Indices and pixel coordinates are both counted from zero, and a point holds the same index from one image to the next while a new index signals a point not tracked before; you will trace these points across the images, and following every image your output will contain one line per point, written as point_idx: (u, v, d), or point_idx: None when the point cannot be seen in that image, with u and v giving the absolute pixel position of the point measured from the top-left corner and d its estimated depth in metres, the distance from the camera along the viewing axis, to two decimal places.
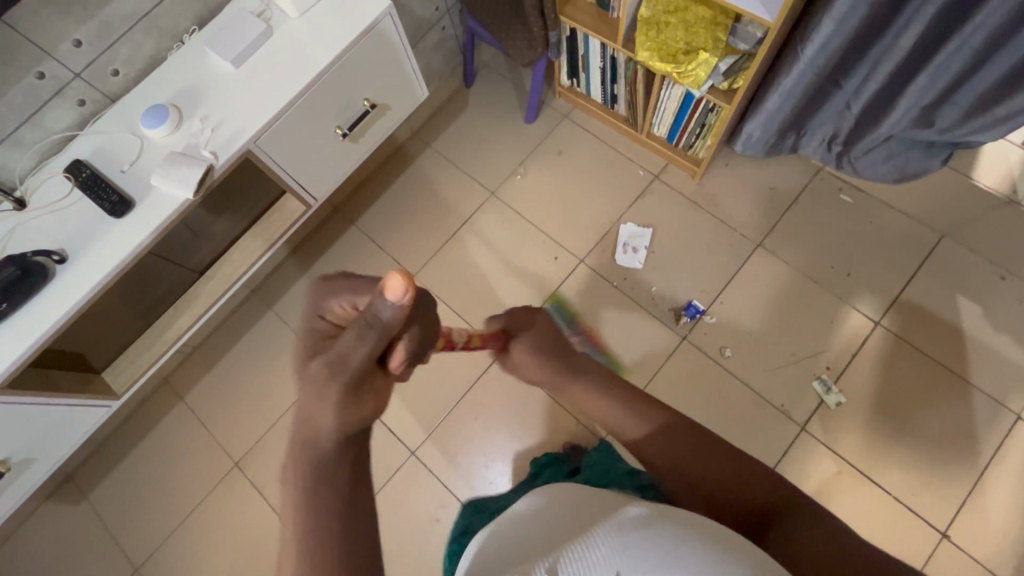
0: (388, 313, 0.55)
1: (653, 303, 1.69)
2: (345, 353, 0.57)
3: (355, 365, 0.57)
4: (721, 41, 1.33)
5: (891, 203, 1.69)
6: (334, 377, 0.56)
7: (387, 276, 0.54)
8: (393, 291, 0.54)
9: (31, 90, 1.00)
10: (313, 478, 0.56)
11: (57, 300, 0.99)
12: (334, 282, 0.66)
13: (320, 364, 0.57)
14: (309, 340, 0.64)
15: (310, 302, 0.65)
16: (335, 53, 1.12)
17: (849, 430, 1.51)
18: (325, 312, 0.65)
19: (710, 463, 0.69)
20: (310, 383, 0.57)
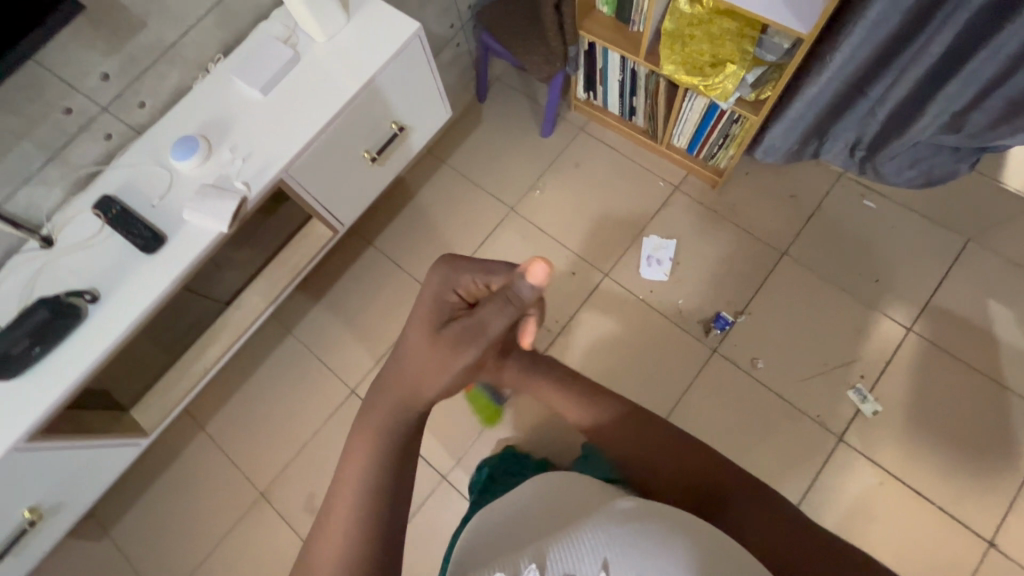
0: (529, 289, 0.74)
1: (681, 315, 1.67)
2: (487, 322, 0.72)
3: (491, 332, 0.72)
4: (748, 54, 1.31)
5: (916, 208, 1.69)
6: (472, 341, 0.71)
7: (538, 264, 0.73)
8: (534, 276, 0.73)
9: (58, 126, 0.98)
10: (370, 462, 0.65)
11: (91, 340, 0.96)
12: (456, 262, 0.77)
13: (459, 327, 0.72)
14: (439, 308, 0.76)
15: (442, 278, 0.77)
16: (366, 79, 1.09)
17: (887, 438, 1.49)
18: (458, 288, 0.77)
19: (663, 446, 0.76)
20: (448, 345, 0.71)
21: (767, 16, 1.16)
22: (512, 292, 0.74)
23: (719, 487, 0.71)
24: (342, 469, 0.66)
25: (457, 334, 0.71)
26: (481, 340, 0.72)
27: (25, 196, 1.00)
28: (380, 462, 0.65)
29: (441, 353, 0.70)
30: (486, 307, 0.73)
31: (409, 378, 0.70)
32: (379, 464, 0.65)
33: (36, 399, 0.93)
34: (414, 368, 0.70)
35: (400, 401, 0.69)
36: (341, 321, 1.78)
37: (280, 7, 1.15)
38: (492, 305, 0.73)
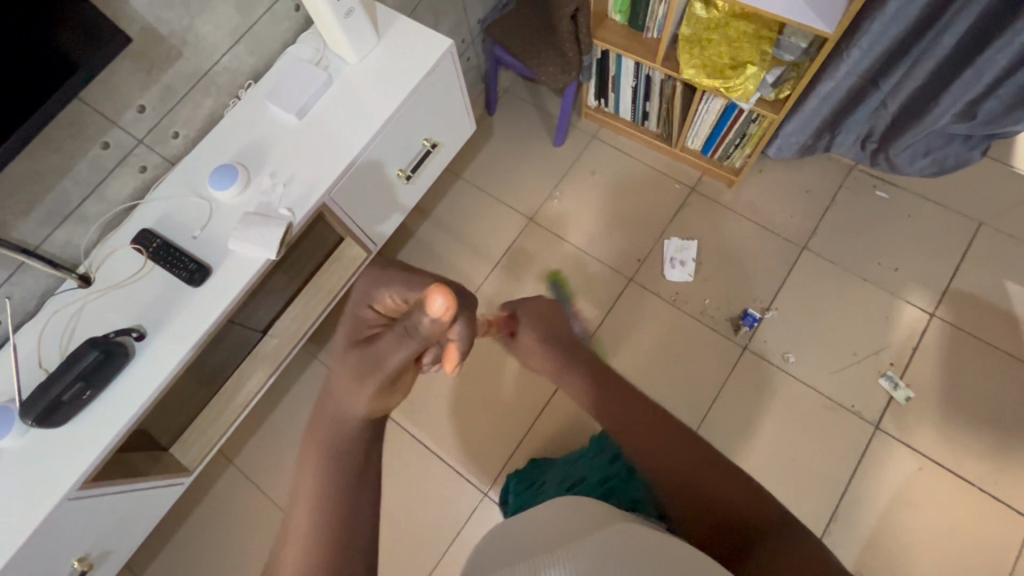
0: (427, 325, 0.59)
1: (709, 314, 1.68)
2: (382, 355, 0.62)
3: (389, 367, 0.61)
4: (767, 54, 1.35)
5: (927, 195, 1.73)
6: (372, 374, 0.62)
7: (432, 296, 0.57)
8: (433, 310, 0.58)
9: (97, 161, 0.95)
10: (320, 501, 0.58)
11: (141, 379, 0.93)
12: (380, 274, 0.69)
13: (358, 357, 0.63)
14: (356, 327, 0.68)
15: (362, 293, 0.69)
16: (402, 98, 1.09)
17: (923, 424, 1.51)
18: (376, 305, 0.68)
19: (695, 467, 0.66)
20: (348, 373, 0.63)
21: (790, 15, 1.18)
22: (407, 326, 0.61)
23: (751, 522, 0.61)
24: (292, 504, 0.59)
25: (355, 363, 0.63)
26: (375, 377, 0.61)
27: (64, 234, 0.97)
28: (331, 498, 0.58)
29: (347, 380, 0.63)
30: (382, 336, 0.63)
31: (340, 400, 0.63)
32: (333, 501, 0.58)
33: (88, 445, 0.90)
34: (335, 390, 0.64)
35: (334, 416, 0.63)
36: None
37: (308, 30, 1.14)
38: (387, 337, 0.62)
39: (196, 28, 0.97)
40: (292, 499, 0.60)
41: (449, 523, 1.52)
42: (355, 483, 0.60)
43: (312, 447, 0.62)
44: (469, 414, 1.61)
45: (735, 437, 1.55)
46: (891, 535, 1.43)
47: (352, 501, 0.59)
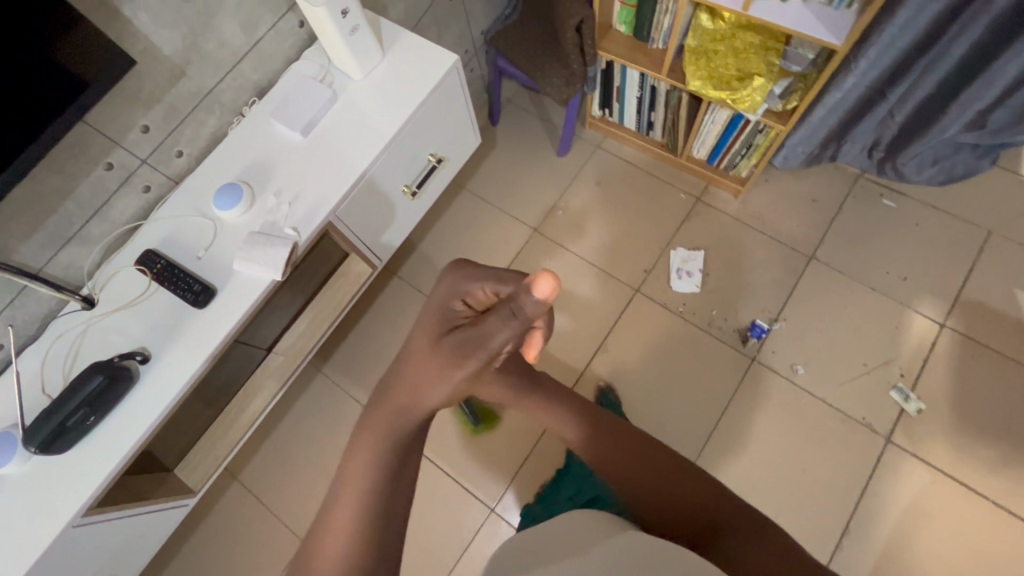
0: (530, 306, 0.64)
1: (716, 326, 1.66)
2: (489, 333, 0.67)
3: (493, 346, 0.67)
4: (774, 65, 1.33)
5: (935, 204, 1.71)
6: (474, 353, 0.68)
7: (539, 277, 0.61)
8: (539, 291, 0.62)
9: (100, 182, 0.94)
10: (367, 489, 0.64)
11: (145, 403, 0.92)
12: (460, 270, 0.75)
13: (457, 338, 0.70)
14: (446, 317, 0.74)
15: (450, 285, 0.74)
16: (408, 114, 1.08)
17: (935, 436, 1.49)
18: (465, 297, 0.75)
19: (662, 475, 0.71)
20: (448, 353, 0.70)
21: (798, 28, 1.16)
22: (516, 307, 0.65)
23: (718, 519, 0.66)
24: (340, 483, 0.65)
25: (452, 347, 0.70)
26: (479, 356, 0.68)
27: (67, 256, 0.96)
28: (380, 483, 0.65)
29: (436, 364, 0.70)
30: (487, 318, 0.68)
31: (417, 383, 0.70)
32: (378, 489, 0.64)
33: (91, 471, 0.89)
34: (419, 374, 0.70)
35: (398, 410, 0.69)
36: (371, 355, 1.74)
37: (312, 46, 1.13)
38: (493, 317, 0.67)
39: (199, 46, 0.96)
40: (336, 486, 0.65)
41: (455, 540, 1.50)
42: (396, 476, 0.66)
43: (367, 437, 0.68)
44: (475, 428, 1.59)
45: (744, 450, 1.54)
46: (904, 550, 1.41)
47: (395, 489, 0.65)
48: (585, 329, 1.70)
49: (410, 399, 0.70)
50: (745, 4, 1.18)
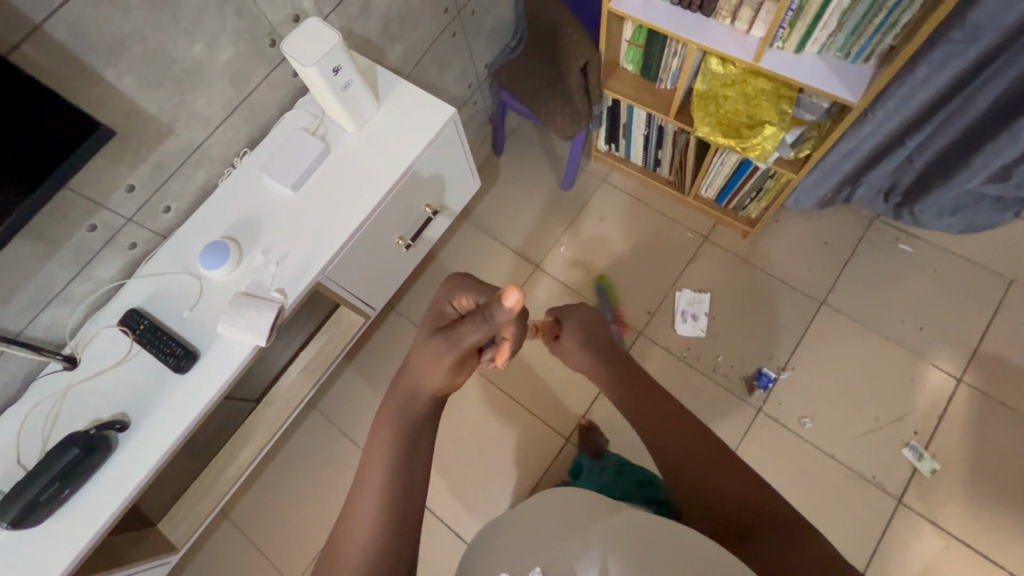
0: (500, 314, 0.71)
1: (722, 373, 1.61)
2: (461, 336, 0.75)
3: (465, 345, 0.75)
4: (787, 113, 1.27)
5: (953, 250, 1.65)
6: (449, 353, 0.75)
7: (506, 290, 0.67)
8: (507, 303, 0.68)
9: (83, 244, 0.91)
10: (386, 470, 0.70)
11: (123, 473, 0.89)
12: (456, 279, 0.85)
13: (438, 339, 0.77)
14: (439, 317, 0.83)
15: (444, 290, 0.84)
16: (402, 169, 1.04)
17: (950, 499, 1.43)
18: (454, 301, 0.83)
19: (694, 455, 0.75)
20: (431, 350, 0.77)
21: (811, 84, 1.11)
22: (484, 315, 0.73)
23: (750, 518, 0.68)
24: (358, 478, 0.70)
25: (429, 341, 0.77)
26: (454, 353, 0.75)
27: (49, 316, 0.93)
28: (394, 473, 0.69)
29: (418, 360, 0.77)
30: (460, 326, 0.75)
31: (417, 373, 0.77)
32: (394, 473, 0.69)
33: (65, 545, 0.86)
34: (414, 370, 0.78)
35: (407, 395, 0.77)
36: (367, 392, 1.71)
37: (305, 97, 1.11)
38: (467, 323, 0.75)
39: (187, 104, 0.93)
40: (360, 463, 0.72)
41: None
42: (408, 470, 0.70)
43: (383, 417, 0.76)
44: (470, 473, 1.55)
45: None
46: None
47: (410, 479, 0.70)
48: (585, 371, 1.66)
49: (407, 387, 0.77)
50: (756, 56, 1.13)
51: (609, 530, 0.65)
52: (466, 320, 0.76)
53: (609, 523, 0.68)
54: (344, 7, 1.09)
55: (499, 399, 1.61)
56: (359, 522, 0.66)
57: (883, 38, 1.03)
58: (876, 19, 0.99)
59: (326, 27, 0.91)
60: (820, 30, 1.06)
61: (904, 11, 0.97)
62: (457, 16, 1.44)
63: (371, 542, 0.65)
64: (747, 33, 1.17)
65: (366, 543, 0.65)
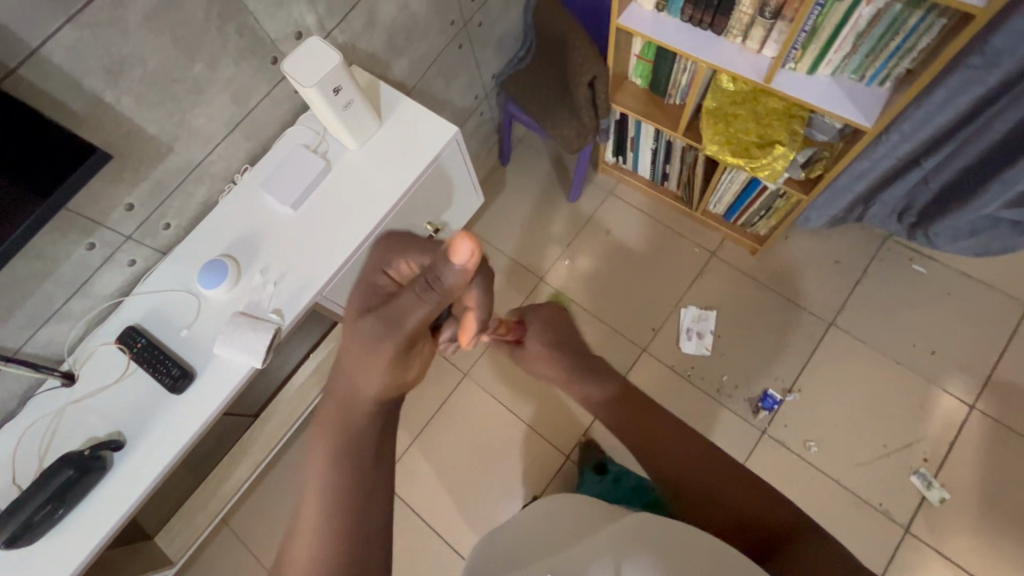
0: (450, 278, 0.59)
1: (727, 393, 1.58)
2: (403, 314, 0.63)
3: (408, 326, 0.63)
4: (798, 134, 1.24)
5: (968, 272, 1.60)
6: (390, 336, 0.64)
7: (458, 239, 0.56)
8: (458, 255, 0.57)
9: (82, 262, 0.91)
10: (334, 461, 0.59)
11: (118, 494, 0.89)
12: (392, 252, 0.83)
13: (371, 321, 0.66)
14: (371, 291, 0.78)
15: (378, 263, 0.82)
16: (404, 189, 1.03)
17: (959, 530, 1.39)
18: (390, 271, 0.80)
19: (710, 469, 0.66)
20: (368, 336, 0.65)
21: (824, 106, 1.08)
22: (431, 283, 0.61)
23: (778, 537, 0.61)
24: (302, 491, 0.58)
25: (364, 321, 0.67)
26: (396, 338, 0.64)
27: (48, 333, 0.93)
28: (346, 483, 0.57)
29: (357, 350, 0.65)
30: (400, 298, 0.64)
31: (356, 369, 0.65)
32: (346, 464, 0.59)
33: (59, 566, 0.86)
34: (352, 366, 0.66)
35: (350, 392, 0.64)
36: None
37: (306, 113, 1.10)
38: (407, 297, 0.64)
39: (187, 122, 0.92)
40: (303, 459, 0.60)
41: None
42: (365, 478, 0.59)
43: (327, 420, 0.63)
44: (470, 489, 1.54)
45: None
46: None
47: (366, 488, 0.58)
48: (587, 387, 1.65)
49: (349, 385, 0.65)
50: (768, 76, 1.11)
51: (616, 533, 0.59)
52: (405, 291, 0.64)
53: (615, 527, 0.63)
54: (348, 22, 1.07)
55: (500, 414, 1.60)
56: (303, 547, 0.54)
57: (899, 62, 0.99)
58: (892, 43, 0.96)
59: (328, 47, 0.90)
60: (834, 52, 1.03)
61: (923, 36, 0.94)
62: (464, 28, 1.42)
63: (317, 572, 0.52)
64: (759, 53, 1.14)
65: (310, 574, 0.52)
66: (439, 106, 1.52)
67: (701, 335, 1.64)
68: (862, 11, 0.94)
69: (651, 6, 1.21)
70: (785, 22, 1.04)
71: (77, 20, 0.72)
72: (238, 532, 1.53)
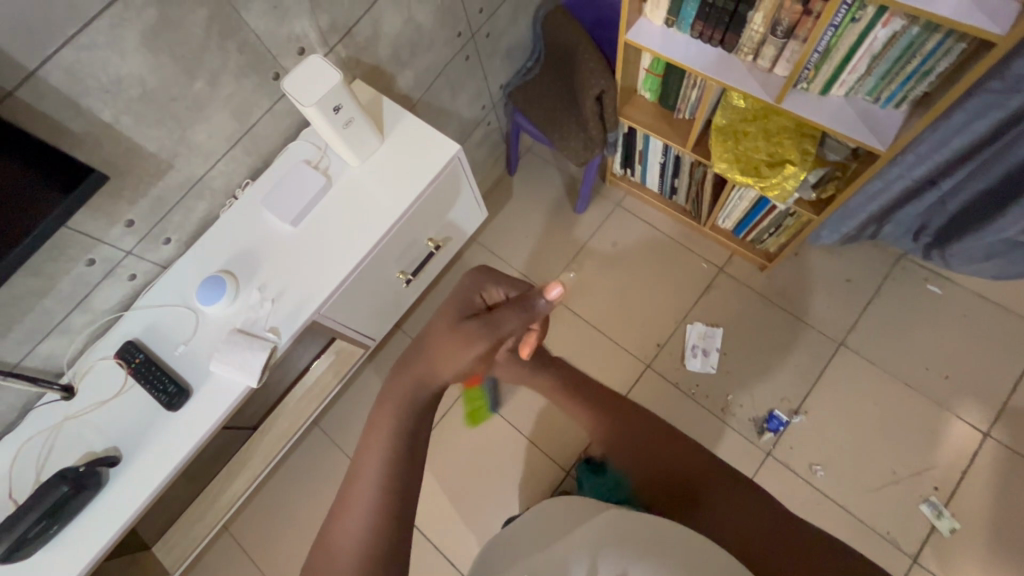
0: (542, 305, 0.71)
1: (731, 413, 1.55)
2: (500, 322, 0.71)
3: (504, 332, 0.70)
4: (809, 153, 1.21)
5: (985, 294, 1.56)
6: (483, 336, 0.70)
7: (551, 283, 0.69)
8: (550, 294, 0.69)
9: (81, 277, 0.92)
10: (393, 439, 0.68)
11: (113, 510, 0.89)
12: (482, 271, 0.79)
13: (471, 325, 0.72)
14: (462, 306, 0.76)
15: (468, 280, 0.78)
16: (403, 207, 1.02)
17: (968, 562, 1.36)
18: (483, 294, 0.78)
19: (633, 429, 0.74)
20: (462, 335, 0.71)
21: (836, 128, 1.05)
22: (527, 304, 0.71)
23: (699, 484, 0.68)
24: (357, 463, 0.67)
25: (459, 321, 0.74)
26: (487, 340, 0.70)
27: (47, 347, 0.94)
28: (395, 454, 0.67)
29: (444, 338, 0.72)
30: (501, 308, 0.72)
31: (432, 359, 0.72)
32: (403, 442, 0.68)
33: None
34: (435, 352, 0.72)
35: (415, 381, 0.71)
36: None
37: (309, 127, 1.09)
38: (506, 310, 0.71)
39: (188, 139, 0.92)
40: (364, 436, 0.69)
41: None
42: (408, 469, 0.66)
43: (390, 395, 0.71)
44: (468, 504, 1.53)
45: None
46: None
47: (412, 465, 0.67)
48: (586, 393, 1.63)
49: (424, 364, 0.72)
50: (778, 96, 1.08)
51: (595, 528, 0.66)
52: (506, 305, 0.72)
53: (597, 519, 0.69)
54: (351, 36, 1.06)
55: (501, 429, 1.58)
56: (353, 516, 0.63)
57: (916, 84, 0.96)
58: (909, 65, 0.93)
59: (329, 65, 0.89)
60: (848, 73, 1.00)
61: (941, 60, 0.90)
62: (471, 39, 1.40)
63: (361, 533, 0.62)
64: (770, 71, 1.11)
65: (357, 534, 0.62)
66: (445, 117, 1.51)
67: (704, 355, 1.61)
68: (878, 33, 0.91)
69: (661, 21, 1.18)
70: (797, 42, 1.01)
71: (75, 41, 0.72)
72: (237, 539, 1.53)
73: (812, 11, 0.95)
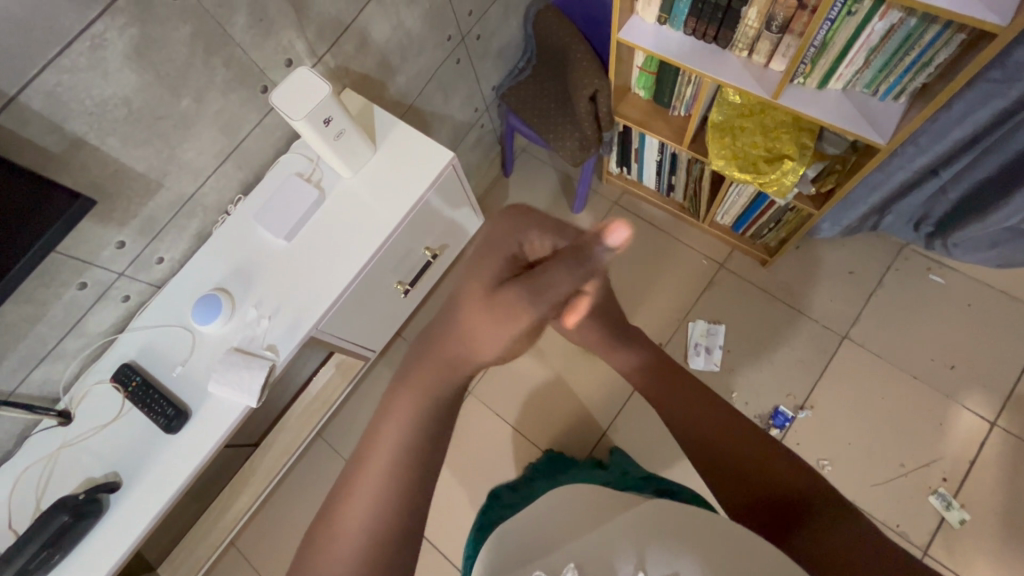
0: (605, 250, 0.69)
1: (737, 412, 1.54)
2: (553, 283, 0.65)
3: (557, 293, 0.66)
4: (808, 148, 1.20)
5: (989, 282, 1.55)
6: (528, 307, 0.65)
7: (616, 225, 0.69)
8: (615, 237, 0.69)
9: (74, 301, 0.90)
10: (413, 426, 0.63)
11: (115, 537, 0.88)
12: (522, 215, 0.73)
13: (514, 291, 0.66)
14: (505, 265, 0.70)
15: (507, 228, 0.72)
16: (398, 218, 1.01)
17: (979, 553, 1.35)
18: (523, 244, 0.72)
19: (739, 443, 0.72)
20: (503, 304, 0.65)
21: (835, 122, 1.03)
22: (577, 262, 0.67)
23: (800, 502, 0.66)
24: (362, 449, 0.63)
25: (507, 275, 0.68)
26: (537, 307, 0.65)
27: (42, 373, 0.93)
28: (409, 443, 0.62)
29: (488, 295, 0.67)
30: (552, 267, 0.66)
31: (466, 333, 0.67)
32: (423, 430, 0.63)
33: None
34: (468, 322, 0.67)
35: (446, 363, 0.66)
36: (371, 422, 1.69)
37: (299, 139, 1.08)
38: (560, 269, 0.66)
39: (177, 157, 0.91)
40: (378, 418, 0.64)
41: None
42: (423, 460, 0.62)
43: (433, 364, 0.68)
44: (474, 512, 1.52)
45: None
46: None
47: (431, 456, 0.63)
48: (597, 376, 1.57)
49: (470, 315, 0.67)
50: (775, 92, 1.06)
51: (631, 524, 0.63)
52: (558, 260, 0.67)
53: (632, 515, 0.66)
54: (339, 46, 1.05)
55: (506, 437, 1.56)
56: (358, 509, 0.59)
57: (914, 77, 0.94)
58: (907, 58, 0.91)
59: (317, 77, 0.88)
60: (845, 67, 0.99)
61: (940, 51, 0.89)
62: (461, 42, 1.39)
63: (366, 527, 0.58)
64: (766, 67, 1.10)
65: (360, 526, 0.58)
66: (438, 122, 1.49)
67: (707, 354, 1.60)
68: (875, 26, 0.90)
69: (653, 19, 1.17)
70: (793, 37, 0.99)
71: (56, 64, 0.71)
72: (243, 555, 1.52)
73: (807, 5, 0.93)
